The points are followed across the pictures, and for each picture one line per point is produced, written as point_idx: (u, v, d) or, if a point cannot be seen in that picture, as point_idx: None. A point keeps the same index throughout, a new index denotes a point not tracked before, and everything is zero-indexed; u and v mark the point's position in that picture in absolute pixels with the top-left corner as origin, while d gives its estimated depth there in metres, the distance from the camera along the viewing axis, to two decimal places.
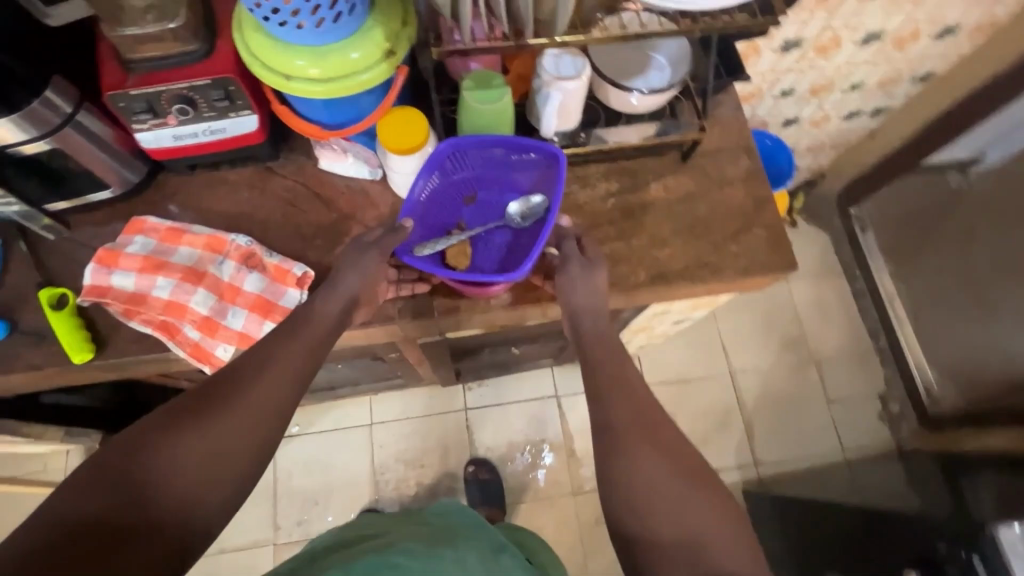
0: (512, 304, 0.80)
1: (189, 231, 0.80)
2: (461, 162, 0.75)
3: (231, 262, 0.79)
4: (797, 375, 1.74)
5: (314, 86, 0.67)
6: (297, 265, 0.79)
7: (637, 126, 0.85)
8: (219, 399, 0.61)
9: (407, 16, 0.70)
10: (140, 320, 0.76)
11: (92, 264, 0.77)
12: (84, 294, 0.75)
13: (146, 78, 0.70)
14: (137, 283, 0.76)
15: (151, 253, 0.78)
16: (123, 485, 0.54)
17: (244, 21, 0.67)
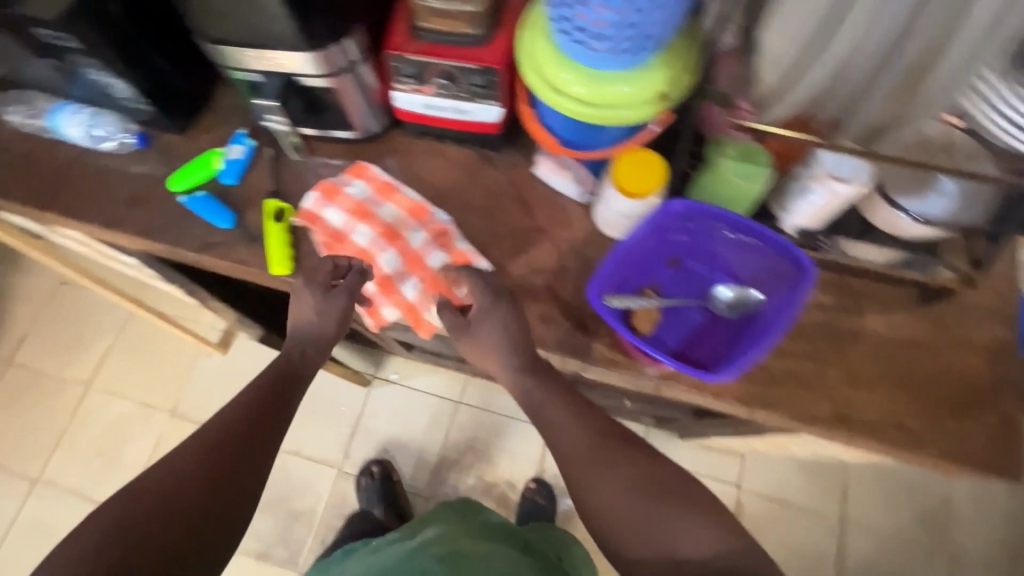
0: (666, 383, 0.75)
1: (401, 191, 0.85)
2: (688, 225, 0.68)
3: (424, 234, 0.82)
4: (921, 559, 1.48)
5: (578, 106, 0.65)
6: (482, 261, 0.81)
7: (887, 249, 0.73)
8: (212, 445, 0.71)
9: (694, 61, 0.65)
10: (333, 256, 0.82)
11: (314, 192, 0.84)
12: (299, 217, 0.83)
13: (425, 48, 0.74)
14: (343, 223, 0.82)
15: (364, 200, 0.84)
16: (111, 557, 0.61)
17: (535, 23, 0.67)
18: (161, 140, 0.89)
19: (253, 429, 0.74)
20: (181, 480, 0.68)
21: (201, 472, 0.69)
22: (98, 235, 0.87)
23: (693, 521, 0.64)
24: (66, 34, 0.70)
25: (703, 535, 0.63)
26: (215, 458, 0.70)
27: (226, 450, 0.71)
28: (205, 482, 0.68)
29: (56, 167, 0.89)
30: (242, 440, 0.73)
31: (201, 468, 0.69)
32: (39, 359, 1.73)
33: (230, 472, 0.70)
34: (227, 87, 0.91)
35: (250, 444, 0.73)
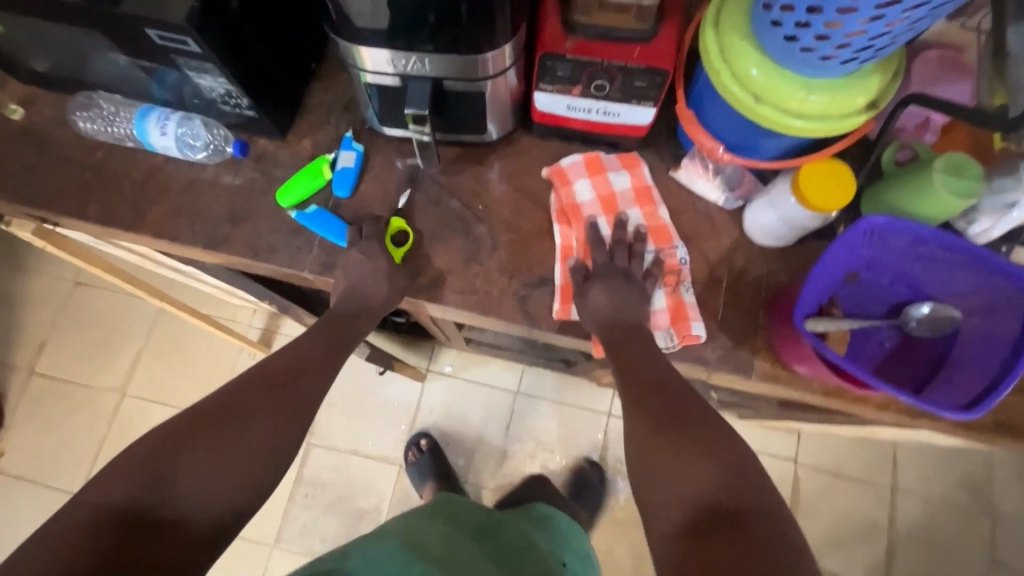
0: (828, 395, 0.73)
1: (657, 207, 0.78)
2: (886, 242, 0.64)
3: (656, 259, 0.77)
4: (966, 523, 1.52)
5: (787, 118, 0.61)
6: (699, 323, 0.74)
7: None
8: (236, 414, 0.63)
9: (901, 62, 0.60)
10: (560, 229, 0.77)
11: (581, 156, 0.79)
12: (550, 167, 0.79)
13: (585, 46, 0.67)
14: (589, 203, 0.78)
15: (618, 193, 0.78)
16: (159, 470, 0.57)
17: (732, 20, 0.61)
18: (259, 147, 0.80)
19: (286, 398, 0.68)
20: (201, 455, 0.60)
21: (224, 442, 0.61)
22: (198, 256, 0.78)
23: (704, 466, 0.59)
24: (187, 39, 0.61)
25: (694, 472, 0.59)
26: (242, 435, 0.63)
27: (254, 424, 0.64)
28: (259, 420, 0.65)
29: (140, 181, 0.78)
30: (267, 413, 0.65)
31: (228, 439, 0.62)
32: (62, 367, 1.59)
33: (247, 454, 0.62)
34: (326, 84, 0.81)
35: (281, 422, 0.66)
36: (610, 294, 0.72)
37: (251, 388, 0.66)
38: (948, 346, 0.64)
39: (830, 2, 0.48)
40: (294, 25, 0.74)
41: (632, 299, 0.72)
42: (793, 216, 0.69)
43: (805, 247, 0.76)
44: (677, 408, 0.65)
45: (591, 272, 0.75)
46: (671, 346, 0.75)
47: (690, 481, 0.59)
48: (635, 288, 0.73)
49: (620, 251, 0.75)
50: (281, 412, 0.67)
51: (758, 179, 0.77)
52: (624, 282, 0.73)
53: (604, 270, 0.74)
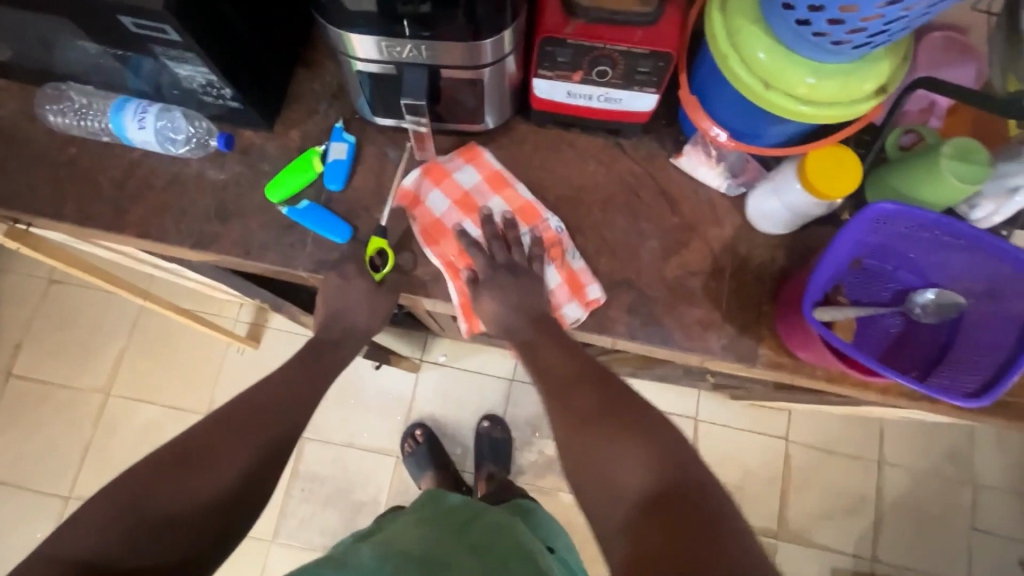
0: (831, 381, 0.73)
1: (511, 186, 0.76)
2: (892, 229, 0.63)
3: (537, 240, 0.75)
4: (945, 491, 1.57)
5: (794, 104, 0.59)
6: (593, 285, 0.74)
7: None
8: (222, 430, 0.65)
9: (910, 45, 0.59)
10: (435, 249, 0.74)
11: (418, 170, 0.76)
12: (395, 198, 0.75)
13: (587, 30, 0.64)
14: (447, 212, 0.76)
15: (471, 189, 0.76)
16: (140, 503, 0.58)
17: (740, 3, 0.59)
18: (244, 139, 0.76)
19: (276, 403, 0.70)
20: (202, 470, 0.62)
21: (219, 457, 0.63)
22: (185, 256, 0.75)
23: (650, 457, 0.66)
24: (165, 27, 0.57)
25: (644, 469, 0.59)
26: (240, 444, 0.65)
27: (245, 434, 0.66)
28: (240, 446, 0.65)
29: (119, 178, 0.74)
30: (260, 423, 0.67)
31: (220, 453, 0.63)
32: (42, 369, 1.53)
33: (228, 479, 0.62)
34: (312, 71, 0.77)
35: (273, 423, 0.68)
36: (501, 298, 0.72)
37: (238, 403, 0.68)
38: (951, 332, 0.65)
39: None
40: (276, 8, 0.70)
41: (524, 292, 0.72)
42: (795, 202, 0.68)
43: (807, 233, 0.75)
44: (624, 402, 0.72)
45: (481, 275, 0.73)
46: (579, 319, 0.74)
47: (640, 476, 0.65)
48: (526, 280, 0.73)
49: (497, 244, 0.73)
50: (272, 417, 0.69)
51: (761, 165, 0.76)
52: (512, 280, 0.73)
53: (490, 273, 0.72)
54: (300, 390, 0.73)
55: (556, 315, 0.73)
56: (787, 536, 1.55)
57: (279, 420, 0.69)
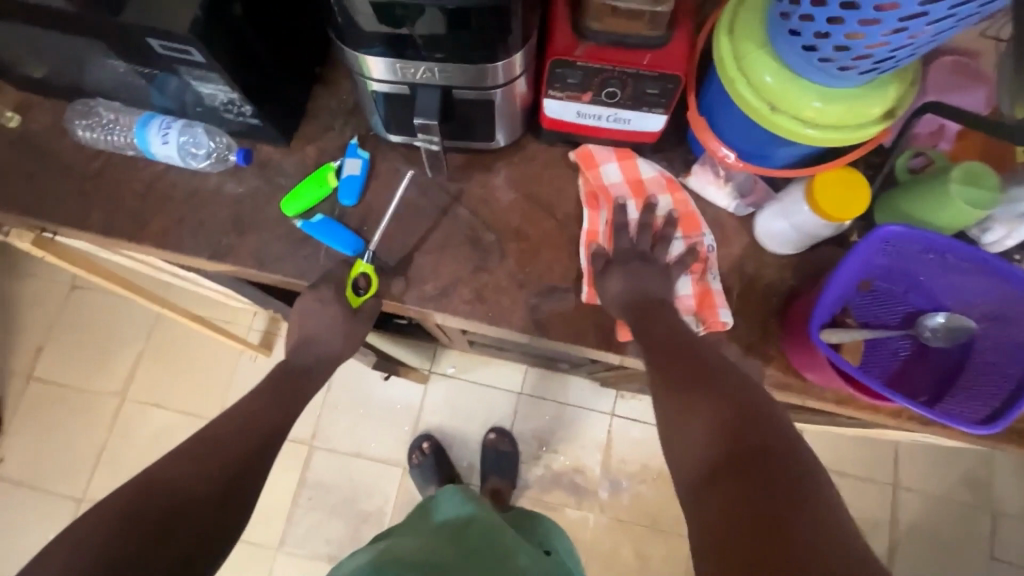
0: (841, 403, 0.72)
1: (688, 195, 0.77)
2: (900, 252, 0.63)
3: (684, 248, 0.76)
4: (963, 516, 1.53)
5: (801, 128, 0.60)
6: (725, 310, 0.73)
7: None
8: (194, 446, 0.64)
9: (917, 71, 0.59)
10: (589, 212, 0.76)
11: (617, 141, 0.78)
12: (581, 149, 0.78)
13: (596, 53, 0.66)
14: (617, 185, 0.77)
15: (648, 179, 0.77)
16: (133, 501, 0.57)
17: (747, 28, 0.60)
18: (262, 154, 0.78)
19: (242, 419, 0.70)
20: (178, 485, 0.60)
21: (199, 473, 0.61)
22: (202, 266, 0.77)
23: (699, 410, 0.56)
24: (190, 49, 0.60)
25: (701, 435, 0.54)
26: (215, 457, 0.64)
27: (219, 447, 0.65)
28: (223, 444, 0.65)
29: (142, 190, 0.77)
30: (233, 439, 0.67)
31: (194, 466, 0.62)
32: (61, 372, 1.57)
33: (215, 470, 0.63)
34: (329, 90, 0.80)
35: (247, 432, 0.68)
36: (628, 280, 0.70)
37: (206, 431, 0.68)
38: (965, 357, 0.64)
39: (853, 13, 0.46)
40: (296, 29, 0.72)
41: (654, 279, 0.71)
42: (799, 220, 0.68)
43: (816, 253, 0.75)
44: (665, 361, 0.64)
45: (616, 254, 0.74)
46: (697, 331, 0.73)
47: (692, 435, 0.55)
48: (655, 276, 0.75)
49: (645, 236, 0.74)
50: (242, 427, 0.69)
51: (770, 186, 0.76)
52: (642, 265, 0.72)
53: (625, 253, 0.73)
54: (278, 402, 0.74)
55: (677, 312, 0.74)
56: None
57: (259, 427, 0.70)
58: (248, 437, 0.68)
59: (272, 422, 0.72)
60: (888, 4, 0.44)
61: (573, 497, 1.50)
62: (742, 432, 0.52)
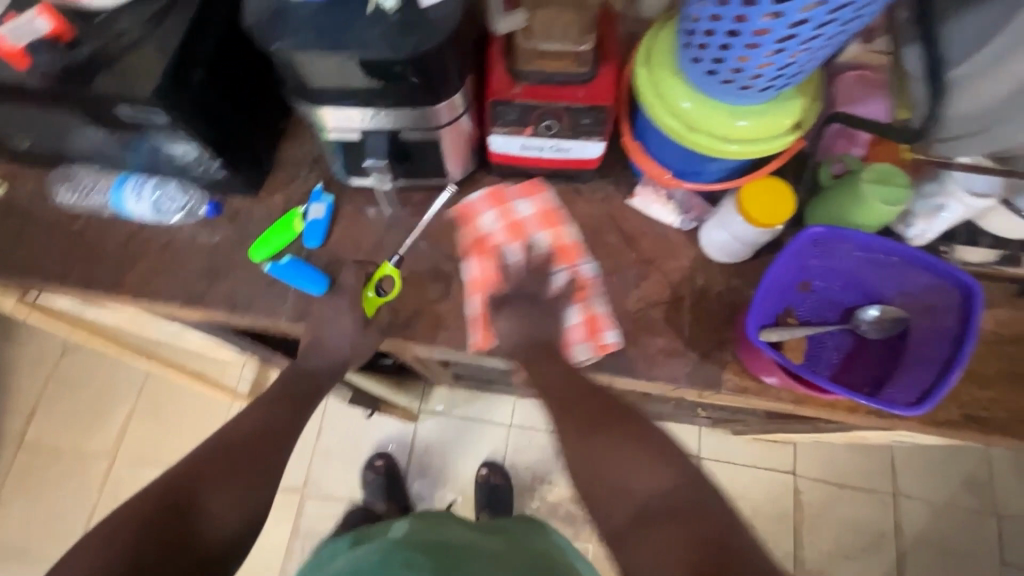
0: (800, 404, 0.74)
1: (562, 227, 0.83)
2: (826, 250, 0.67)
3: (566, 279, 0.81)
4: (985, 528, 1.40)
5: (721, 144, 0.65)
6: (612, 331, 0.77)
7: (985, 247, 0.73)
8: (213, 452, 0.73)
9: (818, 85, 0.65)
10: (473, 262, 0.81)
11: (482, 191, 0.83)
12: (455, 207, 0.83)
13: (532, 90, 0.72)
14: (495, 233, 0.82)
15: (524, 219, 0.83)
16: (172, 493, 0.68)
17: (661, 61, 0.66)
18: (232, 205, 0.83)
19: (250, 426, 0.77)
20: (197, 495, 0.69)
21: (218, 481, 0.70)
22: (176, 313, 0.80)
23: (638, 461, 0.70)
24: (154, 112, 0.65)
25: (654, 473, 0.69)
26: (231, 468, 0.72)
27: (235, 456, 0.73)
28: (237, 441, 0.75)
29: (120, 246, 0.82)
30: (251, 444, 0.75)
31: (210, 476, 0.71)
32: (53, 435, 1.58)
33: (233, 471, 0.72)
34: (293, 142, 0.86)
35: (254, 445, 0.75)
36: (518, 321, 0.79)
37: (225, 435, 0.75)
38: (898, 347, 0.68)
39: (737, 39, 0.53)
40: (257, 89, 0.78)
41: (538, 321, 0.80)
42: (737, 231, 0.73)
43: (760, 261, 0.79)
44: (600, 406, 0.75)
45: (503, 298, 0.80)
46: (588, 358, 0.77)
47: (636, 481, 0.69)
48: (544, 310, 0.80)
49: (531, 278, 0.81)
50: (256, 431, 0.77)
51: (708, 201, 0.82)
52: (530, 306, 0.80)
53: (515, 298, 0.80)
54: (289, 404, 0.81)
55: (566, 344, 0.79)
56: None
57: (269, 428, 0.78)
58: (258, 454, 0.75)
59: (283, 417, 0.80)
60: (762, 29, 0.50)
61: (569, 528, 1.46)
62: (679, 490, 0.67)
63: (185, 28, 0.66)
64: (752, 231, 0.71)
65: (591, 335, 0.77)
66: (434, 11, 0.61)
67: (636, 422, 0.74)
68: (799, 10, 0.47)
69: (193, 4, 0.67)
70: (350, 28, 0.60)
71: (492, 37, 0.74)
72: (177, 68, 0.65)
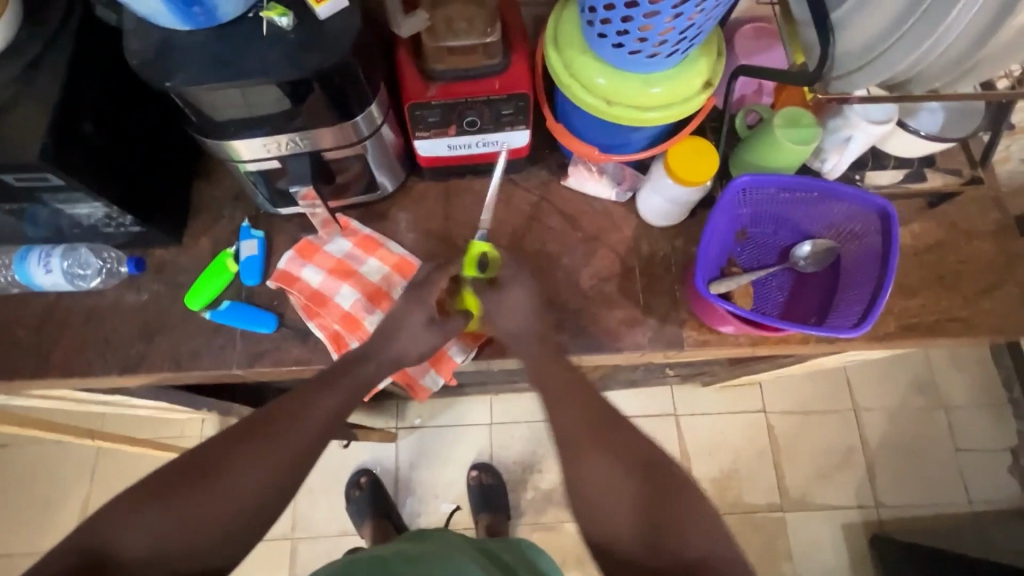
0: (756, 344, 0.78)
1: (385, 245, 0.80)
2: (752, 197, 0.71)
3: None
4: (935, 420, 1.53)
5: (641, 114, 0.66)
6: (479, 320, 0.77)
7: (891, 169, 0.80)
8: (222, 471, 0.60)
9: (719, 43, 0.68)
10: (317, 322, 0.76)
11: (290, 252, 0.78)
12: (273, 279, 0.77)
13: (448, 89, 0.71)
14: (324, 283, 0.77)
15: (344, 257, 0.79)
16: (184, 476, 0.59)
17: (570, 41, 0.67)
18: (156, 258, 0.78)
19: (281, 449, 0.63)
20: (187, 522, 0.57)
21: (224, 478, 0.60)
22: (117, 382, 0.75)
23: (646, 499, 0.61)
24: (46, 174, 0.60)
25: (648, 516, 0.60)
26: (239, 501, 0.60)
27: (247, 486, 0.60)
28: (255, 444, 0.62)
29: (38, 323, 0.75)
30: (269, 441, 0.62)
31: (207, 496, 0.59)
32: (3, 541, 1.44)
33: (245, 476, 0.60)
34: (210, 181, 0.81)
35: (267, 488, 0.61)
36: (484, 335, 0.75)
37: (251, 424, 0.63)
38: (835, 275, 0.73)
39: (636, 10, 0.54)
40: (156, 132, 0.73)
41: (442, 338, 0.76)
42: (668, 193, 0.75)
43: (697, 218, 0.82)
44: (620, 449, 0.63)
45: None
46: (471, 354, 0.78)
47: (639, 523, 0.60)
48: None
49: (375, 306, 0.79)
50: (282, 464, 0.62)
51: (639, 170, 0.83)
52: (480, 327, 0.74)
53: None
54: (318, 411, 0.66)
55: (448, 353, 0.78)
56: (794, 508, 1.46)
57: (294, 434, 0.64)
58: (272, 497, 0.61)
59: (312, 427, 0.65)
60: None
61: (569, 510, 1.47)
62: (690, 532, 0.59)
63: (61, 78, 0.60)
64: (679, 189, 0.74)
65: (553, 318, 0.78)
66: (331, 23, 0.58)
67: (676, 482, 0.62)
68: None
69: (65, 51, 0.61)
70: (246, 53, 0.57)
71: (398, 41, 0.72)
72: (64, 125, 0.60)
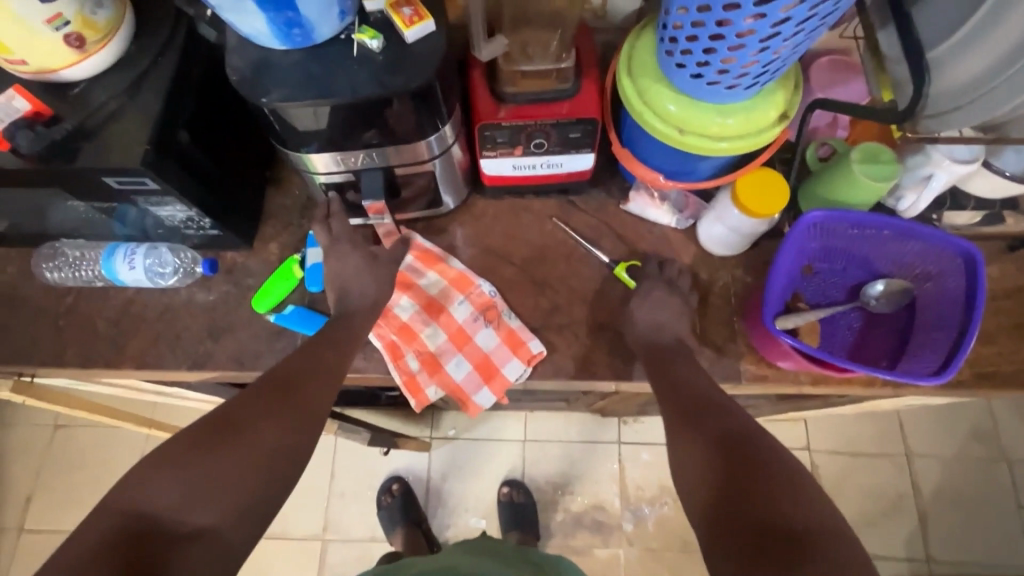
0: (816, 383, 0.75)
1: (442, 261, 0.82)
2: (822, 233, 0.69)
3: (470, 307, 0.80)
4: (996, 476, 1.43)
5: (714, 143, 0.66)
6: (534, 341, 0.77)
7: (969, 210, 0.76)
8: (247, 425, 0.64)
9: (797, 76, 0.67)
10: (375, 332, 0.78)
11: None
12: None
13: (518, 111, 0.72)
14: None
15: (404, 270, 0.82)
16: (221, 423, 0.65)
17: (645, 69, 0.67)
18: (227, 261, 0.82)
19: (292, 409, 0.67)
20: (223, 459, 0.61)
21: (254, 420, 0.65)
22: (184, 377, 0.78)
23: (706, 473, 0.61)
24: (144, 179, 0.64)
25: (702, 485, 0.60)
26: (265, 462, 0.63)
27: (269, 442, 0.64)
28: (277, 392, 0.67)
29: (116, 316, 0.79)
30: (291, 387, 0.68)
31: (241, 439, 0.63)
32: (55, 518, 1.51)
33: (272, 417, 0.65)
34: (281, 189, 0.85)
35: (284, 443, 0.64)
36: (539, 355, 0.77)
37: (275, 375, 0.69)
38: (908, 317, 0.70)
39: (721, 43, 0.54)
40: (238, 140, 0.77)
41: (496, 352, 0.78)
42: (732, 223, 0.74)
43: (759, 250, 0.80)
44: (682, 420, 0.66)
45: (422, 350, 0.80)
46: (523, 375, 0.77)
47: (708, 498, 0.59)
48: (457, 341, 0.80)
49: (428, 317, 0.80)
50: (304, 424, 0.67)
51: (702, 198, 0.82)
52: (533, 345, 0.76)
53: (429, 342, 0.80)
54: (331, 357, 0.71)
55: (500, 370, 0.77)
56: None
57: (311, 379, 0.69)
58: (289, 462, 0.64)
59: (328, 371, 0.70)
60: (746, 31, 0.52)
61: (598, 536, 1.44)
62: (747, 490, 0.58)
63: (163, 89, 0.64)
64: (745, 219, 0.72)
65: (606, 342, 0.78)
66: (418, 46, 0.61)
67: (755, 460, 0.60)
68: (781, 11, 0.49)
69: (169, 66, 0.66)
70: (335, 73, 0.60)
71: (473, 63, 0.74)
72: (162, 134, 0.63)
